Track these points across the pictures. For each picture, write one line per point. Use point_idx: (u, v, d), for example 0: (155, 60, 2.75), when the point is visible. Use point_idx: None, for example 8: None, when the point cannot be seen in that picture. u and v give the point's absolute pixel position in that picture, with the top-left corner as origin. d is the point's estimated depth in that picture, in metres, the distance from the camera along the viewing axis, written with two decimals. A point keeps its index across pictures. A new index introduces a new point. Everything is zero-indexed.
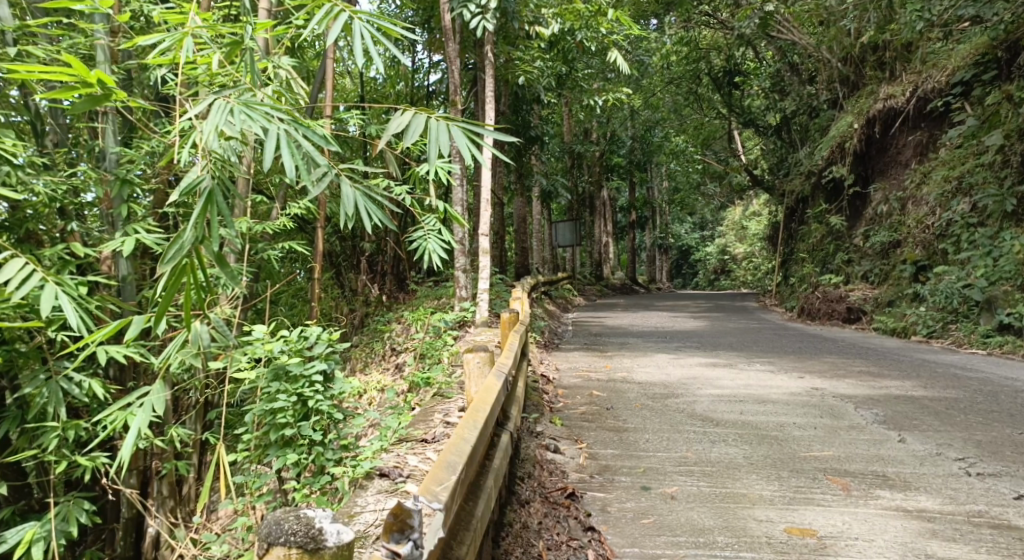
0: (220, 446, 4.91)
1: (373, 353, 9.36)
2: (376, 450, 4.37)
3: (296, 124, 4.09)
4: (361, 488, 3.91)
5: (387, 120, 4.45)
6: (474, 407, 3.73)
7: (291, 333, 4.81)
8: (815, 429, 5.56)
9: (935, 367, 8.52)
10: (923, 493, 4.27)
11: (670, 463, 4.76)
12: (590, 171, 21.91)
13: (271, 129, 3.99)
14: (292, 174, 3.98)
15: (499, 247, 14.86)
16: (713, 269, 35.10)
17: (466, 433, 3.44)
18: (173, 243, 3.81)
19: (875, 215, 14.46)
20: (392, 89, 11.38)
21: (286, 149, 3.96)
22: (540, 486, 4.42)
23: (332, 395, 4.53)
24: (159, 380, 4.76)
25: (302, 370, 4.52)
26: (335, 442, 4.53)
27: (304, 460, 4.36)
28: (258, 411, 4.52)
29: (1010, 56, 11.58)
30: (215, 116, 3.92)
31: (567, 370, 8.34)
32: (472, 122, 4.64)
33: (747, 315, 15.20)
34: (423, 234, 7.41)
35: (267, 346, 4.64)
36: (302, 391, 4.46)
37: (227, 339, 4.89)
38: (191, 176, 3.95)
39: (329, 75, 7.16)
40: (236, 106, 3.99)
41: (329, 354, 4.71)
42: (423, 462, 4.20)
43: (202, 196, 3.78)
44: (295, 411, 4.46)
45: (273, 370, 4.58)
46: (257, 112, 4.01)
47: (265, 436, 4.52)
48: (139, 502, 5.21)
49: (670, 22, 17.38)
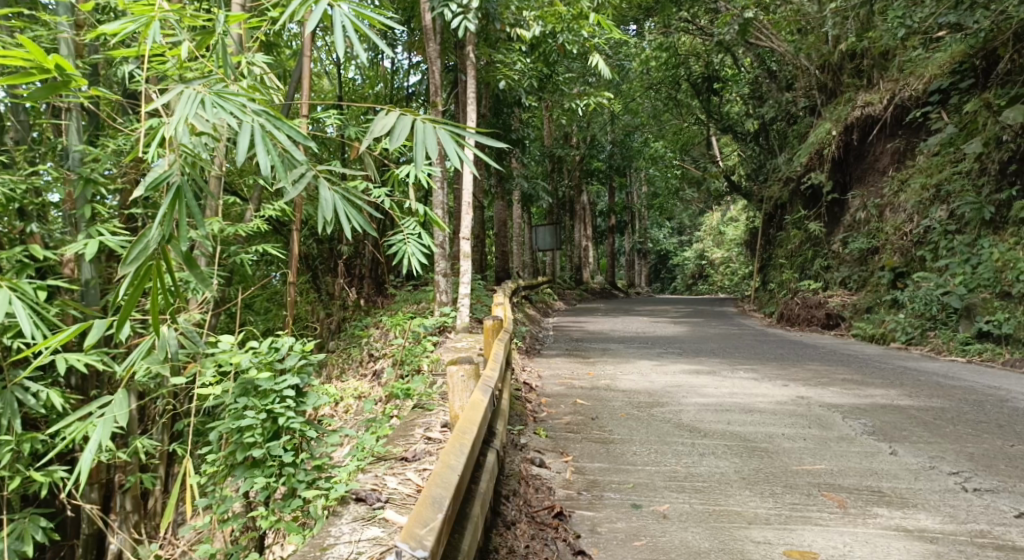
0: (184, 461, 4.67)
1: (350, 359, 9.14)
2: (352, 470, 4.15)
3: (272, 118, 3.90)
4: (335, 515, 3.69)
5: (372, 122, 4.29)
6: (460, 428, 3.53)
7: (262, 343, 4.57)
8: (804, 440, 5.42)
9: (919, 375, 8.42)
10: (923, 511, 4.13)
11: (660, 479, 4.59)
12: (570, 175, 21.75)
13: (246, 122, 3.79)
14: (268, 170, 3.78)
15: (478, 250, 14.67)
16: (691, 274, 35.14)
17: (451, 460, 3.24)
18: (137, 243, 3.58)
19: (854, 221, 14.41)
20: (370, 90, 11.19)
21: (262, 144, 3.77)
22: (526, 505, 4.23)
23: (305, 410, 4.29)
24: (121, 389, 4.46)
25: (272, 385, 4.26)
26: (309, 460, 4.29)
27: (273, 483, 4.11)
28: (225, 429, 4.27)
29: (986, 65, 11.54)
30: (185, 107, 3.72)
31: (548, 377, 8.15)
32: (457, 125, 4.48)
33: (727, 321, 15.10)
34: (402, 238, 7.22)
35: (236, 358, 4.40)
36: (271, 408, 4.21)
37: (200, 345, 4.83)
38: (158, 170, 3.72)
39: (306, 74, 6.92)
40: (207, 97, 3.79)
41: (303, 366, 4.46)
42: (403, 484, 3.98)
43: (171, 193, 3.57)
44: (264, 429, 4.21)
45: (241, 385, 4.33)
46: (230, 104, 3.82)
47: (233, 455, 4.27)
48: (99, 519, 5.00)
49: (649, 28, 17.29)
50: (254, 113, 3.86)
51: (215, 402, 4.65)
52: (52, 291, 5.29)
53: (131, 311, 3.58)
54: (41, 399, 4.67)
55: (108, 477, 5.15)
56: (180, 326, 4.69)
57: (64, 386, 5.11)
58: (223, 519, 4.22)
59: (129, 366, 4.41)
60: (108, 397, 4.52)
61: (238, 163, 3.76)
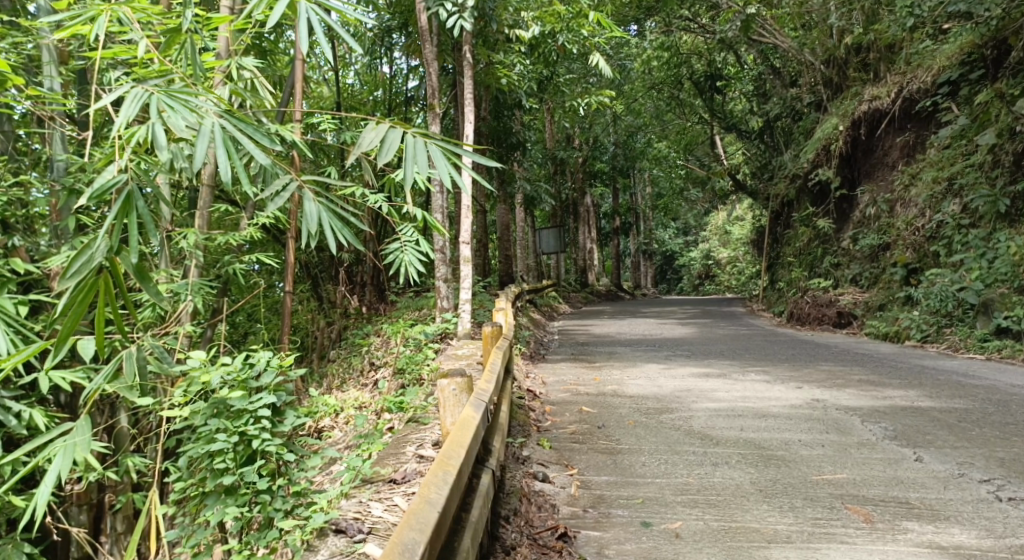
0: (156, 489, 4.38)
1: (351, 369, 8.84)
2: (334, 497, 3.86)
3: (232, 117, 3.64)
4: (310, 549, 3.41)
5: (359, 135, 4.11)
6: (445, 453, 3.26)
7: (236, 359, 4.32)
8: (823, 447, 5.14)
9: (937, 374, 8.12)
10: (956, 524, 3.86)
11: (670, 493, 4.32)
12: (573, 178, 21.46)
13: (203, 124, 3.55)
14: (227, 175, 3.55)
15: (482, 255, 14.41)
16: (698, 274, 34.97)
17: (431, 493, 2.96)
18: (79, 255, 3.36)
19: (863, 217, 14.07)
20: (368, 96, 10.99)
21: (221, 146, 3.52)
22: (528, 526, 3.97)
23: (281, 432, 4.05)
24: (84, 415, 4.14)
25: (245, 404, 4.05)
26: (288, 486, 4.06)
27: (246, 512, 3.84)
28: (195, 454, 4.02)
29: (997, 55, 11.21)
30: (131, 108, 3.45)
31: (554, 383, 7.88)
32: (450, 139, 4.29)
33: (735, 321, 14.83)
34: (399, 245, 6.95)
35: (206, 376, 4.15)
36: (244, 429, 3.97)
37: (168, 365, 4.35)
38: (106, 175, 3.52)
39: (301, 79, 6.48)
40: (156, 97, 3.51)
41: (279, 384, 4.23)
42: (388, 511, 3.70)
43: (118, 201, 3.36)
44: (237, 454, 3.97)
45: (212, 405, 4.09)
46: (182, 106, 3.54)
47: (203, 482, 4.02)
48: (87, 542, 4.72)
49: (651, 27, 17.05)
50: (212, 112, 3.62)
51: (184, 423, 4.37)
52: (37, 305, 4.99)
53: (71, 329, 3.37)
54: (23, 419, 4.43)
55: (97, 497, 4.88)
56: (146, 344, 4.30)
57: (53, 403, 4.87)
58: (194, 551, 3.99)
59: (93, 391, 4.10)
60: (70, 424, 4.20)
61: (195, 168, 3.54)
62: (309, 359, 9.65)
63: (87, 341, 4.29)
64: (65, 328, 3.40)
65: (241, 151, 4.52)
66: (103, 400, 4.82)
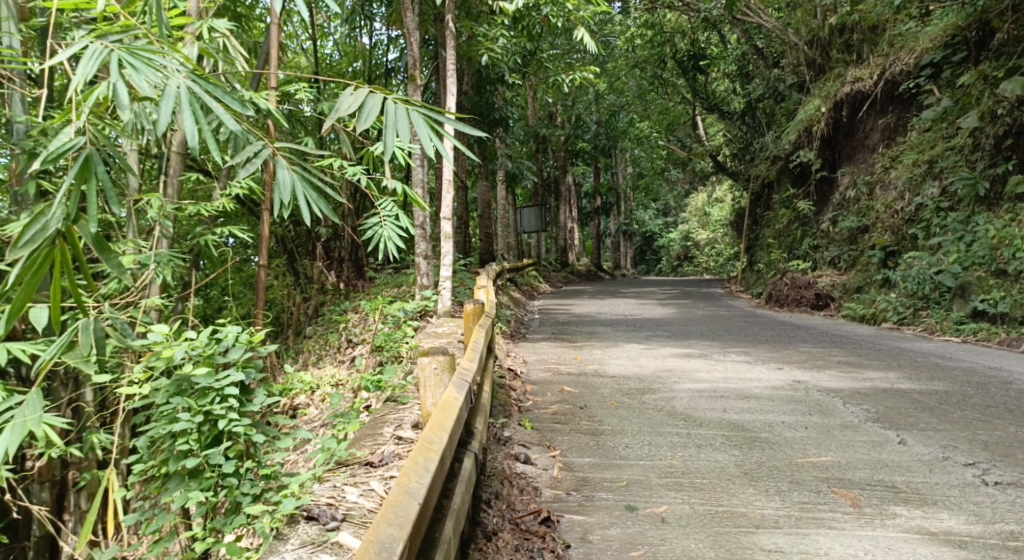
0: (113, 468, 4.22)
1: (328, 345, 8.69)
2: (306, 482, 3.73)
3: (199, 79, 3.49)
4: (282, 537, 3.28)
5: (336, 99, 3.94)
6: (426, 437, 3.14)
7: (203, 334, 4.16)
8: (807, 429, 5.08)
9: (916, 357, 8.10)
10: (945, 509, 3.80)
11: (655, 476, 4.23)
12: (554, 156, 21.28)
13: (169, 85, 3.40)
14: (195, 140, 3.41)
15: (461, 232, 14.26)
16: (676, 255, 34.99)
17: (411, 483, 2.84)
18: (33, 223, 3.24)
19: (843, 200, 14.03)
20: (348, 67, 10.75)
21: (188, 110, 3.38)
22: (509, 509, 3.87)
23: (248, 413, 3.90)
24: (35, 389, 3.96)
25: (211, 382, 3.89)
26: (255, 469, 3.93)
27: (211, 498, 3.71)
28: (156, 434, 3.87)
29: (980, 38, 11.15)
30: (87, 65, 3.30)
31: (534, 363, 7.77)
32: (433, 108, 4.12)
33: (714, 302, 14.81)
34: (378, 220, 6.77)
35: (169, 352, 4.00)
36: (210, 409, 3.83)
37: (130, 337, 4.25)
38: (62, 138, 3.38)
39: (276, 45, 6.21)
40: (116, 54, 3.34)
41: (248, 360, 4.09)
42: (364, 497, 3.59)
43: (75, 165, 3.24)
44: (201, 436, 3.84)
45: (175, 383, 3.94)
46: (145, 63, 3.37)
47: (165, 465, 3.88)
48: (49, 521, 4.55)
49: (635, 4, 16.84)
50: (178, 73, 3.46)
51: (146, 401, 4.21)
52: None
53: (23, 304, 3.25)
54: None
55: (60, 475, 4.71)
56: (108, 315, 4.15)
57: (13, 377, 4.66)
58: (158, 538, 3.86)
59: (44, 364, 3.92)
60: (21, 397, 4.03)
61: (159, 132, 3.39)
62: (285, 335, 9.47)
63: (40, 310, 4.09)
64: (17, 301, 3.26)
65: (210, 116, 4.36)
66: (65, 373, 4.61)
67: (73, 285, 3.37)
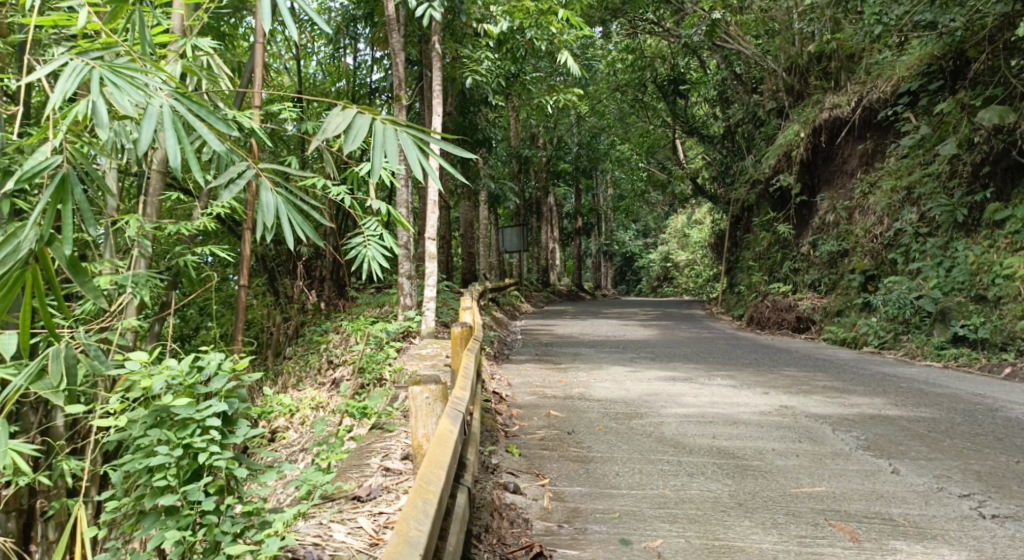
0: (81, 503, 4.06)
1: (308, 367, 8.53)
2: (291, 518, 3.60)
3: (184, 99, 3.38)
4: None
5: (323, 120, 3.84)
6: (423, 478, 3.00)
7: (184, 361, 4.00)
8: (798, 457, 4.99)
9: (899, 382, 8.05)
10: (944, 544, 3.72)
11: (648, 506, 4.13)
12: (536, 177, 21.21)
13: (152, 105, 3.28)
14: (177, 162, 3.30)
15: (443, 252, 14.16)
16: (656, 276, 35.02)
17: (411, 530, 2.69)
18: (5, 244, 3.11)
19: (822, 224, 14.03)
20: (330, 87, 10.66)
21: (171, 129, 3.27)
22: (500, 544, 3.75)
23: (230, 445, 3.73)
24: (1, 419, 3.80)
25: (193, 413, 3.73)
26: (237, 504, 3.77)
27: (189, 536, 3.54)
28: (132, 468, 3.70)
29: (955, 67, 11.22)
30: (66, 82, 3.17)
31: (518, 385, 7.66)
32: (421, 128, 4.02)
33: (696, 324, 14.74)
34: (361, 240, 6.63)
35: (147, 381, 3.85)
36: (190, 442, 3.66)
37: (104, 363, 4.08)
38: (36, 157, 3.26)
39: (260, 64, 6.05)
40: (97, 72, 3.23)
41: (232, 390, 3.93)
42: (351, 535, 3.48)
43: (52, 185, 3.13)
44: (180, 470, 3.66)
45: (153, 414, 3.79)
46: (127, 82, 3.25)
47: (140, 500, 3.71)
48: (15, 553, 4.37)
49: (616, 29, 16.83)
50: (160, 91, 3.35)
51: (121, 432, 4.05)
52: None
53: None
54: None
55: (28, 503, 4.53)
56: (81, 341, 3.99)
57: None
58: None
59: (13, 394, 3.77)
60: None
61: (141, 152, 3.27)
62: (263, 355, 9.29)
63: (9, 337, 3.91)
64: None
65: (191, 135, 4.24)
66: (35, 399, 4.43)
67: (44, 308, 3.24)
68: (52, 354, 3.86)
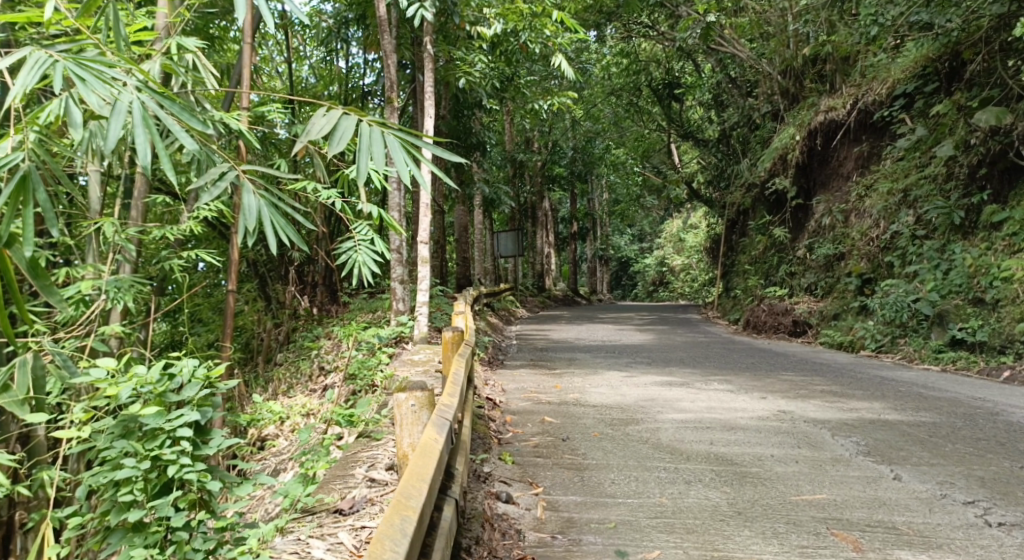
0: (50, 518, 3.94)
1: (299, 373, 8.40)
2: (269, 534, 3.48)
3: (156, 95, 3.28)
4: None
5: (306, 122, 3.73)
6: (403, 493, 2.87)
7: (157, 367, 3.82)
8: (798, 463, 4.87)
9: (898, 386, 7.94)
10: (950, 554, 3.61)
11: (644, 516, 4.01)
12: (530, 181, 21.07)
13: (120, 100, 3.17)
14: (147, 159, 3.21)
15: (437, 257, 14.04)
16: (651, 281, 34.91)
17: (386, 552, 2.57)
18: None
19: (818, 227, 13.93)
20: (321, 91, 10.53)
21: (142, 126, 3.18)
22: (490, 557, 3.63)
23: (201, 458, 3.59)
24: None
25: (163, 424, 3.57)
26: (210, 519, 3.64)
27: (158, 554, 3.41)
28: (97, 482, 3.56)
29: (950, 69, 11.17)
30: (28, 75, 3.08)
31: (512, 391, 7.53)
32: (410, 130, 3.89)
33: (692, 328, 14.61)
34: (352, 245, 6.49)
35: (116, 390, 3.69)
36: (159, 455, 3.51)
37: (73, 375, 4.05)
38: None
39: (249, 64, 5.93)
40: (62, 64, 3.13)
41: (206, 398, 3.75)
42: (331, 551, 3.36)
43: (12, 182, 3.03)
44: (148, 484, 3.52)
45: (122, 424, 3.66)
46: (93, 77, 3.14)
47: (107, 516, 3.60)
48: None
49: (610, 33, 16.67)
50: (130, 86, 3.24)
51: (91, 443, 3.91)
52: None
53: None
54: None
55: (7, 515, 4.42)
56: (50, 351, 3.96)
57: None
58: None
59: None
60: None
61: (108, 150, 3.16)
62: (254, 362, 9.15)
63: None
64: None
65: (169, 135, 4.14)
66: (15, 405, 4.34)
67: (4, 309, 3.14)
68: (20, 364, 3.84)
